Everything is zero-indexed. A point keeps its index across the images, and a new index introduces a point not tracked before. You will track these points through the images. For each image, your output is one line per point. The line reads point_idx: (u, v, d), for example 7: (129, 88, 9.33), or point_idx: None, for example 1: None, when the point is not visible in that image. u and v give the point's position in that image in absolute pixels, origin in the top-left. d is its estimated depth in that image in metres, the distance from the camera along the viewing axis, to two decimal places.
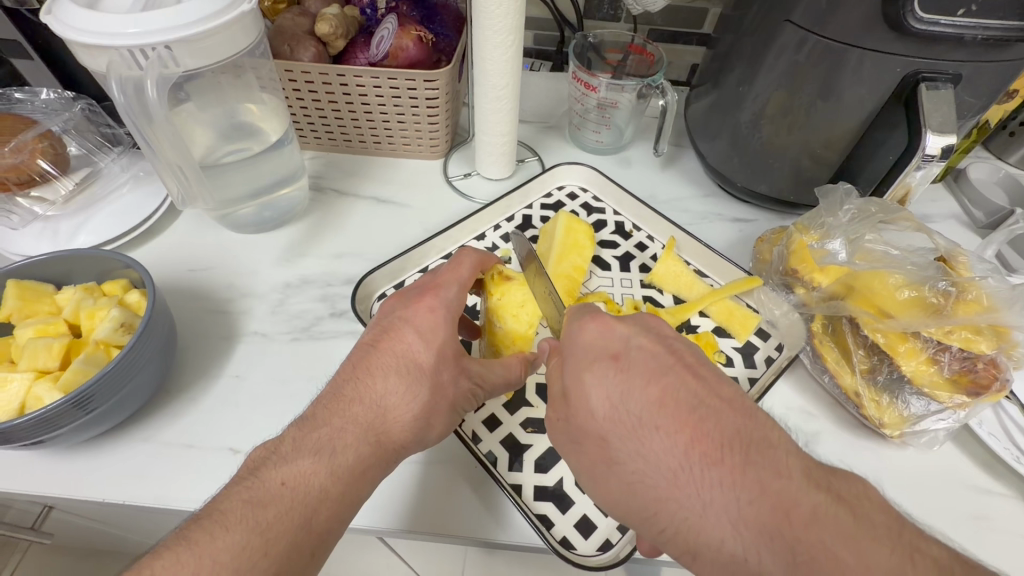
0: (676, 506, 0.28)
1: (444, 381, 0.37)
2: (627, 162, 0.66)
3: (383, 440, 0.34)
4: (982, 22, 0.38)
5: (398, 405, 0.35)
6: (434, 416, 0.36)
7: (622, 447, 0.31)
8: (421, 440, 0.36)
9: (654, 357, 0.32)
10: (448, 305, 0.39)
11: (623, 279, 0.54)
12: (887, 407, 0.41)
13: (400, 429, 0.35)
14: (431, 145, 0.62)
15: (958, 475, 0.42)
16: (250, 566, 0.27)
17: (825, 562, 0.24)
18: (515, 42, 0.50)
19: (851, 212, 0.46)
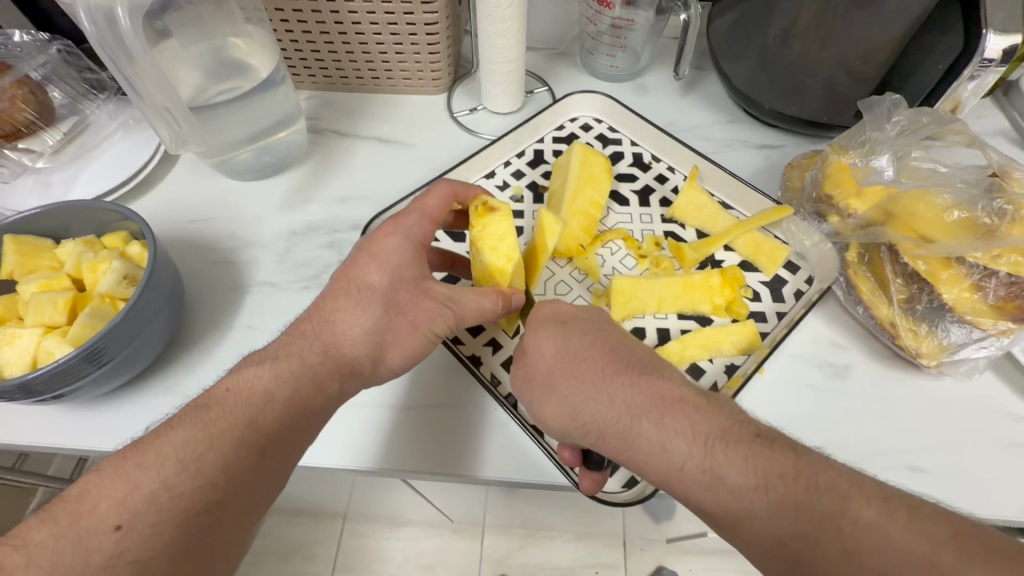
0: (587, 399, 0.33)
1: (400, 301, 0.35)
2: (644, 89, 0.62)
3: (333, 355, 0.33)
4: None
5: (349, 324, 0.34)
6: (388, 334, 0.35)
7: (564, 375, 0.34)
8: (378, 364, 0.35)
9: (591, 321, 0.36)
10: (415, 234, 0.38)
11: (643, 215, 0.51)
12: (925, 337, 0.40)
13: (354, 347, 0.34)
14: (433, 79, 0.58)
15: (997, 403, 0.40)
16: (195, 457, 0.27)
17: (683, 422, 0.30)
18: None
19: (899, 123, 0.42)
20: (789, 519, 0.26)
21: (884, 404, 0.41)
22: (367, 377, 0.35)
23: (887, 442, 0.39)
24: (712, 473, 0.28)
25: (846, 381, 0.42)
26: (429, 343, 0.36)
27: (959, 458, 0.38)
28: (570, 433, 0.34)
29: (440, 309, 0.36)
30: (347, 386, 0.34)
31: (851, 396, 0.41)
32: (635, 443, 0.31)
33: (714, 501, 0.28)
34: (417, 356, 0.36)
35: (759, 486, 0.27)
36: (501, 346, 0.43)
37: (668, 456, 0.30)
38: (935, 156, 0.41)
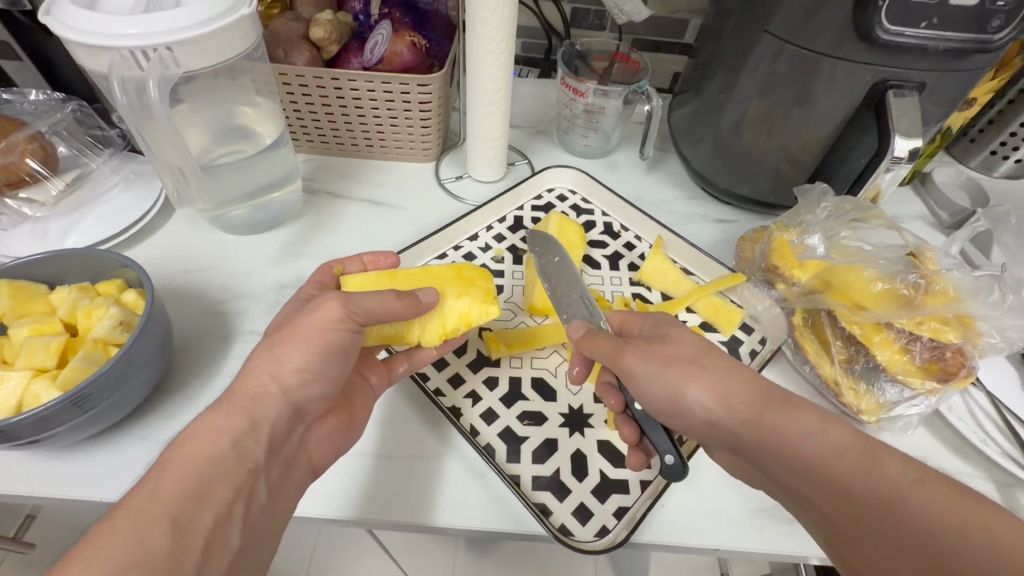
0: (741, 384, 0.35)
1: (292, 322, 0.38)
2: (613, 165, 0.69)
3: (231, 398, 0.34)
4: (943, 33, 0.43)
5: (248, 378, 0.36)
6: (277, 349, 0.36)
7: (712, 361, 0.36)
8: (285, 386, 0.36)
9: None
10: (306, 294, 0.43)
11: (613, 278, 0.55)
12: (864, 395, 0.44)
13: (256, 386, 0.35)
14: (423, 148, 0.63)
15: (933, 459, 0.44)
16: (102, 544, 0.26)
17: (833, 421, 0.33)
18: (507, 50, 0.51)
19: (827, 209, 0.49)
20: (950, 515, 0.28)
21: None
22: (277, 400, 0.35)
23: None
24: (868, 460, 0.31)
25: None
26: (332, 335, 0.38)
27: None
28: (707, 411, 0.35)
29: (329, 299, 0.38)
30: (256, 416, 0.34)
31: None
32: (793, 424, 0.33)
33: (868, 486, 0.30)
34: (318, 352, 0.37)
35: (912, 479, 0.30)
36: (480, 398, 0.44)
37: (828, 440, 0.32)
38: (861, 235, 0.48)
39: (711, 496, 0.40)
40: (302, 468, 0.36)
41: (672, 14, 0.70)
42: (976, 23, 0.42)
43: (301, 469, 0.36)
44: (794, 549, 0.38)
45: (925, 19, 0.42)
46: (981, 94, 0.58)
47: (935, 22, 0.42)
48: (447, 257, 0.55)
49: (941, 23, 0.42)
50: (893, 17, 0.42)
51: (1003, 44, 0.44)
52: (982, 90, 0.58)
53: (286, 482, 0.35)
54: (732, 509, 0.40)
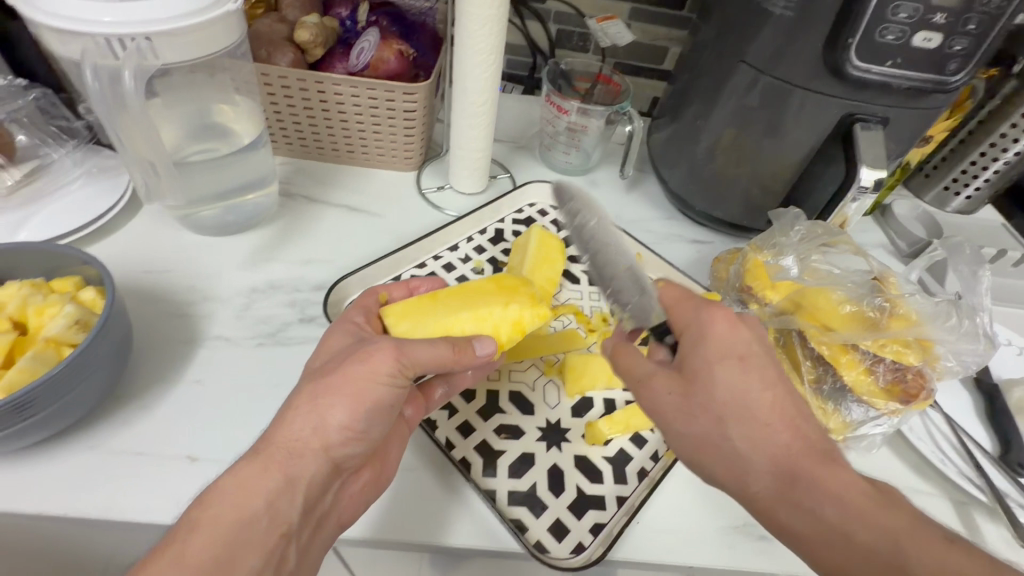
0: (767, 459, 0.32)
1: (338, 365, 0.36)
2: (593, 183, 0.70)
3: (268, 451, 0.33)
4: (904, 72, 0.45)
5: (292, 425, 0.34)
6: (320, 401, 0.34)
7: (740, 427, 0.33)
8: (321, 444, 0.34)
9: (772, 366, 0.34)
10: (351, 321, 0.41)
11: (592, 292, 0.55)
12: (832, 415, 0.45)
13: (296, 434, 0.34)
14: (406, 157, 0.63)
15: (893, 478, 0.46)
16: None
17: (868, 511, 0.30)
18: (494, 64, 0.52)
19: (800, 233, 0.51)
20: None
21: None
22: (316, 459, 0.33)
23: None
24: (904, 573, 0.28)
25: None
26: (374, 390, 0.35)
27: None
28: (728, 485, 0.33)
29: (381, 350, 0.36)
30: (292, 472, 0.33)
31: None
32: (823, 519, 0.30)
33: None
34: (358, 408, 0.35)
35: None
36: (456, 410, 0.43)
37: (838, 537, 0.30)
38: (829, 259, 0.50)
39: (685, 512, 0.40)
40: (331, 525, 0.35)
41: (653, 41, 0.72)
42: (934, 65, 0.45)
43: (330, 526, 0.35)
44: (764, 566, 0.39)
45: (889, 58, 0.44)
46: (937, 132, 0.62)
47: (898, 61, 0.45)
48: (426, 266, 0.55)
49: (904, 62, 0.45)
50: (860, 54, 0.44)
51: (957, 85, 0.47)
52: (938, 128, 0.62)
53: (314, 537, 0.34)
54: (708, 527, 0.40)
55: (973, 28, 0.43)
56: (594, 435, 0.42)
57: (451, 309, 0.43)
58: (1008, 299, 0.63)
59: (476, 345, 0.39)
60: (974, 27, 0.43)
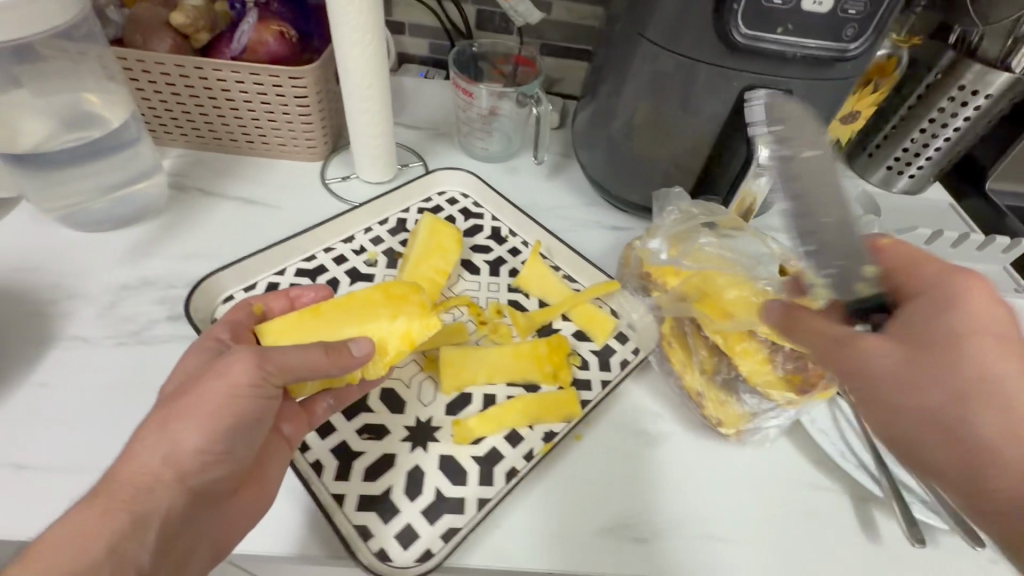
0: (979, 428, 0.25)
1: (193, 383, 0.33)
2: (513, 170, 0.66)
3: (109, 489, 0.29)
4: (798, 39, 0.42)
5: (140, 452, 0.30)
6: (173, 425, 0.31)
7: (973, 395, 0.25)
8: (179, 473, 0.30)
9: (1000, 306, 0.27)
10: (213, 338, 0.38)
11: (491, 284, 0.52)
12: (718, 404, 0.43)
13: (145, 462, 0.30)
14: (308, 146, 0.60)
15: (794, 474, 0.42)
16: None
17: None
18: (373, 40, 0.48)
19: (675, 213, 0.49)
20: None
21: (698, 470, 0.42)
22: (174, 485, 0.30)
23: (692, 511, 0.39)
24: None
25: (660, 448, 0.43)
26: (246, 399, 0.32)
27: (763, 531, 0.39)
28: (951, 474, 0.26)
29: (237, 359, 0.33)
30: (144, 506, 0.29)
31: (662, 464, 0.42)
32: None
33: None
34: (221, 427, 0.32)
35: None
36: None
37: None
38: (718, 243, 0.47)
39: (552, 515, 0.38)
40: (202, 556, 0.32)
41: (577, 19, 0.69)
42: (829, 31, 0.42)
43: (200, 555, 0.32)
44: (634, 571, 0.36)
45: (779, 25, 0.41)
46: (864, 107, 0.59)
47: (790, 28, 0.41)
48: (316, 258, 0.51)
49: (796, 29, 0.41)
50: (746, 21, 0.41)
51: (858, 57, 0.44)
52: (864, 103, 0.58)
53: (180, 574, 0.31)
54: (576, 530, 0.37)
55: None
56: (460, 433, 0.40)
57: (334, 322, 0.40)
58: None
59: (355, 346, 0.36)
60: None
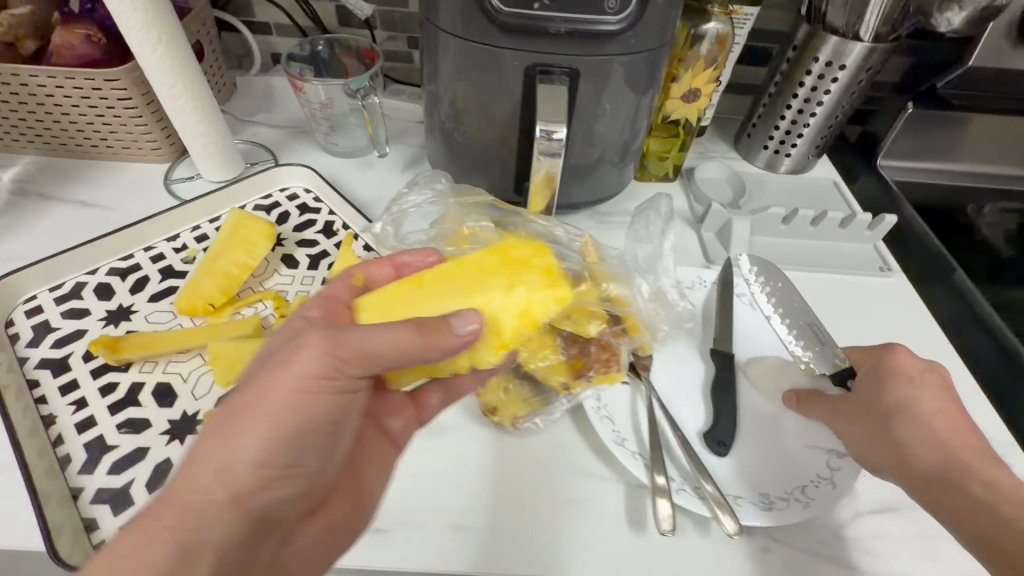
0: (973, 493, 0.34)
1: (260, 375, 0.31)
2: (368, 164, 0.65)
3: (167, 503, 0.28)
4: (558, 14, 0.41)
5: (221, 461, 0.29)
6: (245, 423, 0.30)
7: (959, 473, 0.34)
8: (241, 481, 0.29)
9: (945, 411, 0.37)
10: (300, 319, 0.35)
11: (305, 277, 0.51)
12: (488, 392, 0.43)
13: (199, 479, 0.29)
14: (151, 148, 0.60)
15: (569, 462, 0.41)
16: None
17: None
18: (166, 39, 0.48)
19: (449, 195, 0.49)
20: None
21: (463, 460, 0.41)
22: (228, 493, 0.29)
23: (445, 501, 0.39)
24: None
25: (431, 439, 0.42)
26: (317, 395, 0.31)
27: (514, 521, 0.38)
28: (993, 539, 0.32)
29: (310, 346, 0.31)
30: (196, 532, 0.27)
31: (428, 454, 0.41)
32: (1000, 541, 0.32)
33: None
34: (278, 441, 0.31)
35: None
36: (86, 405, 0.41)
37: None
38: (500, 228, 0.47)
39: None
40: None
41: None
42: (586, 4, 0.40)
43: None
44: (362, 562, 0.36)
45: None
46: (703, 85, 0.57)
47: (546, 3, 0.40)
48: (133, 258, 0.52)
49: (553, 4, 0.40)
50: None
51: (630, 29, 0.43)
52: (701, 80, 0.56)
53: None
54: None
55: None
56: None
57: (436, 298, 0.36)
58: (790, 264, 0.58)
59: (456, 322, 0.33)
60: None
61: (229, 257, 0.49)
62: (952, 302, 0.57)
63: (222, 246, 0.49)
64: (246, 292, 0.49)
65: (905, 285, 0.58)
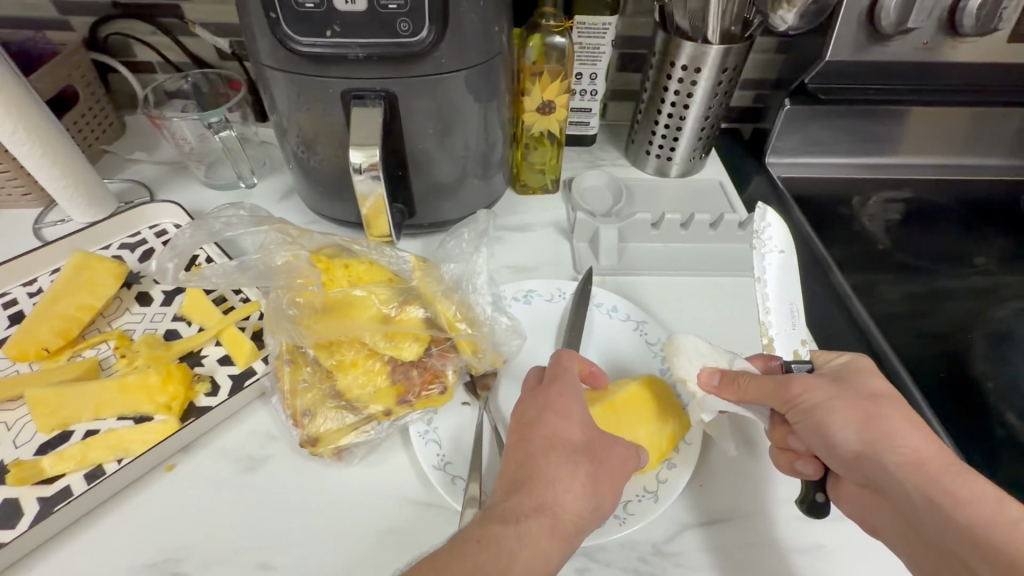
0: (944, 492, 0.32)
1: (603, 446, 0.37)
2: (247, 195, 0.65)
3: (563, 520, 0.33)
4: (354, 39, 0.41)
5: (571, 500, 0.34)
6: (604, 478, 0.35)
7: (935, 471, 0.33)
8: (597, 522, 0.35)
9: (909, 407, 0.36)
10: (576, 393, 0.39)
11: (155, 314, 0.51)
12: (311, 421, 0.41)
13: (575, 506, 0.34)
14: (20, 194, 0.60)
15: (393, 490, 0.41)
16: None
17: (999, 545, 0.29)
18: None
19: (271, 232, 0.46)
20: None
21: (283, 495, 0.40)
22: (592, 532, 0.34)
23: (258, 539, 0.38)
24: None
25: (255, 474, 0.41)
26: (606, 458, 0.36)
27: (323, 555, 0.37)
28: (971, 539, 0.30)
29: (629, 449, 0.37)
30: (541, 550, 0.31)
31: (248, 490, 0.41)
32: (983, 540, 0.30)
33: None
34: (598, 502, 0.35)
35: None
36: None
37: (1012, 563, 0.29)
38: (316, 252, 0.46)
39: (101, 552, 0.38)
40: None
41: None
42: (380, 27, 0.41)
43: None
44: None
45: (326, 27, 0.41)
46: (555, 97, 0.57)
47: (339, 30, 0.41)
48: None
49: (346, 30, 0.41)
50: (292, 29, 0.41)
51: (434, 48, 0.43)
52: (552, 92, 0.57)
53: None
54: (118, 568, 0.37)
55: None
56: (34, 472, 0.39)
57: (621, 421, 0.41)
58: (663, 269, 0.57)
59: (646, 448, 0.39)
60: None
61: (71, 299, 0.49)
62: (826, 301, 0.54)
63: (66, 289, 0.49)
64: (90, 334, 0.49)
65: None
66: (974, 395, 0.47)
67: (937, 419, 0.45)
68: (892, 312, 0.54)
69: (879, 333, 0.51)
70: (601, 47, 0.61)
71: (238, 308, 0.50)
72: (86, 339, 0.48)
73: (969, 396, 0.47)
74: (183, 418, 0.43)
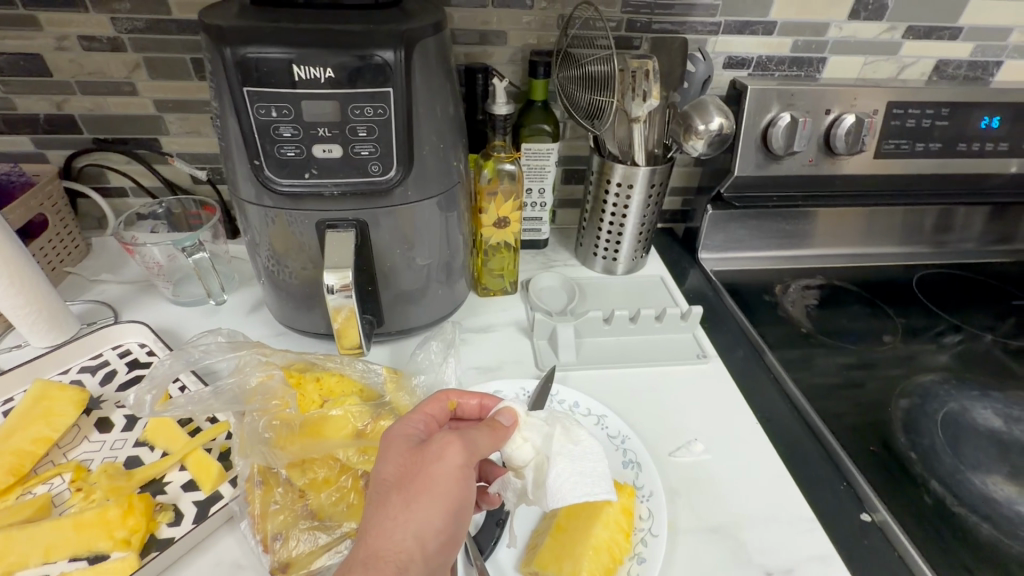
0: None
1: (416, 469, 0.37)
2: (216, 310, 0.67)
3: (378, 564, 0.33)
4: (328, 179, 0.47)
5: (394, 536, 0.34)
6: (417, 504, 0.35)
7: None
8: (429, 549, 0.35)
9: None
10: (402, 430, 0.40)
11: (116, 441, 0.50)
12: (283, 545, 0.40)
13: (394, 544, 0.34)
14: None
15: None
16: None
17: None
18: None
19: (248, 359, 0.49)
20: None
21: None
22: (429, 553, 0.35)
23: None
24: None
25: None
26: (421, 471, 0.36)
27: None
28: None
29: (446, 444, 0.38)
30: None
31: None
32: None
33: None
34: (428, 513, 0.35)
35: None
36: None
37: None
38: (287, 368, 0.50)
39: None
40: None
41: None
42: (353, 169, 0.47)
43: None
44: None
45: (304, 170, 0.46)
46: (509, 213, 0.64)
47: (315, 171, 0.47)
48: None
49: (322, 172, 0.47)
50: (273, 173, 0.46)
51: (400, 184, 0.49)
52: (506, 209, 0.64)
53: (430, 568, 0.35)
54: None
55: (365, 135, 0.46)
56: None
57: (578, 537, 0.43)
58: (618, 361, 0.61)
59: (501, 418, 0.42)
60: (367, 134, 0.46)
61: (28, 431, 0.48)
62: (765, 383, 0.60)
63: (24, 420, 0.48)
64: (44, 467, 0.47)
65: (722, 373, 0.61)
66: (903, 466, 0.52)
67: (875, 492, 0.49)
68: (824, 389, 0.60)
69: (813, 411, 0.56)
70: (547, 168, 0.69)
71: (205, 430, 0.50)
72: (39, 473, 0.47)
73: (901, 469, 0.52)
74: (142, 553, 0.42)
